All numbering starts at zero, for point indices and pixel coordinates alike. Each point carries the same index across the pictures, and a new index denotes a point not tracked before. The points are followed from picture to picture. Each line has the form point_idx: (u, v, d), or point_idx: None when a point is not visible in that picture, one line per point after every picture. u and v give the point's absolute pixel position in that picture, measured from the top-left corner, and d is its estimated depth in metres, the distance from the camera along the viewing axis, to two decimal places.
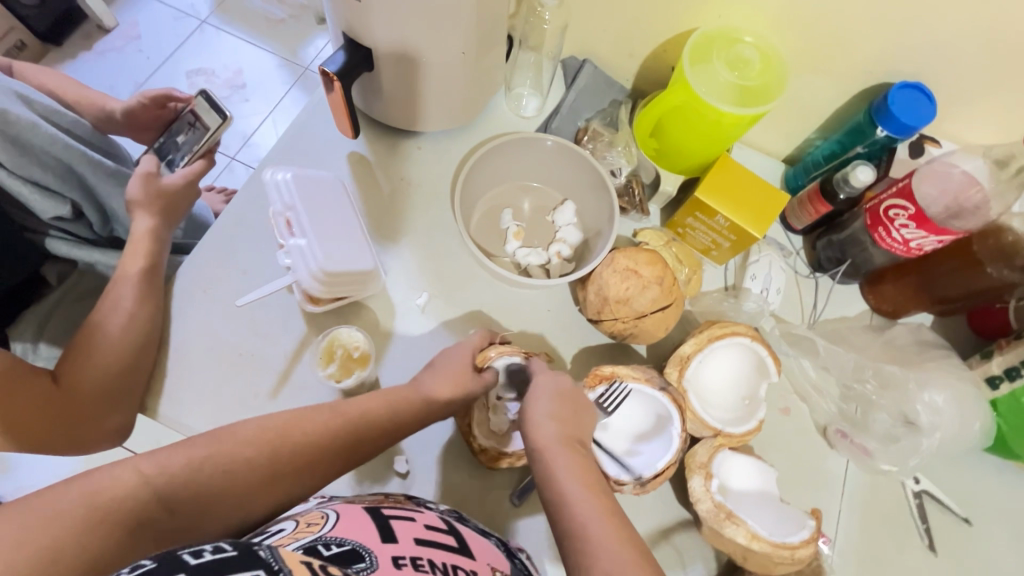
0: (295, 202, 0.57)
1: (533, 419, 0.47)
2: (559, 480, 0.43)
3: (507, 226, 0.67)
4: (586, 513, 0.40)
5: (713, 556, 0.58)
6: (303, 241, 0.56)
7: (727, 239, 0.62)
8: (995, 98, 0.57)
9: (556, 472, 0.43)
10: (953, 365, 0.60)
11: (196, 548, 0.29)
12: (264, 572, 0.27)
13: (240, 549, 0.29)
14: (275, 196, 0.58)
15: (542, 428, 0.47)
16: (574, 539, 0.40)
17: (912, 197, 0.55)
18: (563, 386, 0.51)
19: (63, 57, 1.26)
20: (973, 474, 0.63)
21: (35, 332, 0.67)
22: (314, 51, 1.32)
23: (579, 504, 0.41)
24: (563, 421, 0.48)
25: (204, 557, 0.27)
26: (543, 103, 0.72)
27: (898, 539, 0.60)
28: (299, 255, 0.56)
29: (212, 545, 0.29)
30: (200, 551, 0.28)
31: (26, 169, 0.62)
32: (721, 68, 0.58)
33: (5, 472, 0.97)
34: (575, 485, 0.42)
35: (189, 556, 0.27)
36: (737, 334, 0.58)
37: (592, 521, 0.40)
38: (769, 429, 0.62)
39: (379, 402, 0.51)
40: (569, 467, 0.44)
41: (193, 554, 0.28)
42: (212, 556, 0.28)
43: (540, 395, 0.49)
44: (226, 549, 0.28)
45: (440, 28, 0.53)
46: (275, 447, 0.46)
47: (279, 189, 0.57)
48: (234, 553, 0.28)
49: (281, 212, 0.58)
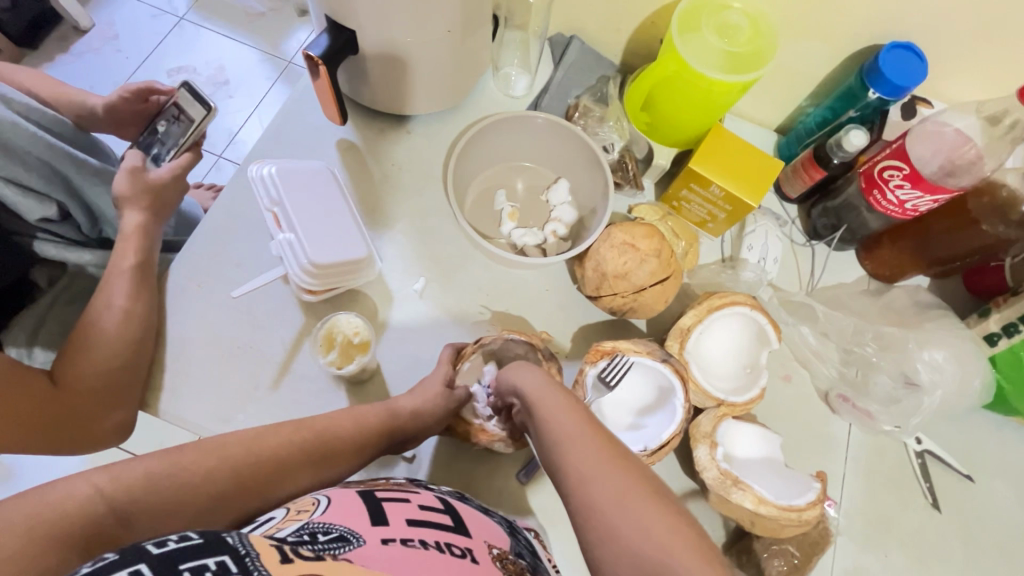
0: (281, 196, 0.56)
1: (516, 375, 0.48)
2: (543, 407, 0.43)
3: (502, 207, 0.67)
4: (566, 426, 0.40)
5: (721, 524, 0.58)
6: (291, 236, 0.56)
7: (723, 210, 0.62)
8: (986, 53, 0.57)
9: (538, 397, 0.44)
10: (953, 324, 0.60)
11: (161, 539, 0.28)
12: (231, 558, 0.28)
13: (206, 536, 0.28)
14: (262, 191, 0.58)
15: (521, 376, 0.47)
16: (555, 452, 0.40)
17: (906, 156, 0.54)
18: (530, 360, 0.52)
19: (40, 60, 1.23)
20: (974, 432, 0.63)
21: (29, 336, 0.66)
22: (296, 43, 1.31)
23: (560, 422, 0.41)
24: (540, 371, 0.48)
25: (169, 546, 0.28)
26: (532, 81, 0.72)
27: (901, 498, 0.60)
28: (288, 248, 0.56)
29: (177, 534, 0.28)
30: (165, 540, 0.28)
31: (9, 170, 0.60)
32: (711, 35, 0.58)
33: (7, 479, 0.97)
34: (557, 407, 0.42)
35: (153, 545, 0.27)
36: (737, 303, 0.58)
37: (571, 437, 0.40)
38: (771, 396, 0.63)
39: (352, 418, 0.52)
40: (555, 398, 0.43)
41: (157, 544, 0.28)
42: (177, 544, 0.28)
43: (514, 366, 0.51)
44: (192, 537, 0.28)
45: (423, 7, 0.52)
46: (244, 461, 0.45)
47: (266, 183, 0.57)
48: (199, 540, 0.28)
49: (269, 207, 0.58)
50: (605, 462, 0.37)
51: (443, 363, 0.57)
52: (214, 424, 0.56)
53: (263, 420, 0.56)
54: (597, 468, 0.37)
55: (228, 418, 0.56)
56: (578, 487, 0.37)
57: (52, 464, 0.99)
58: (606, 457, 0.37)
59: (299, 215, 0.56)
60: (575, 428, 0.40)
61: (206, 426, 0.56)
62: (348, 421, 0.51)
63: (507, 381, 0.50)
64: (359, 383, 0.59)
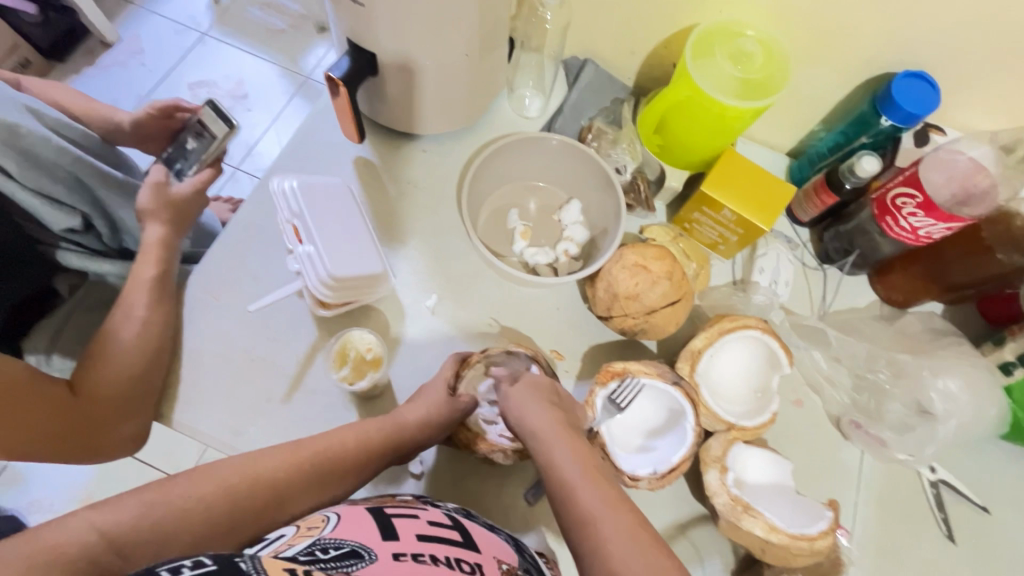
0: (302, 209, 0.57)
1: (527, 413, 0.47)
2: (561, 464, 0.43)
3: (514, 225, 0.68)
4: (587, 490, 0.41)
5: (731, 550, 0.58)
6: (311, 248, 0.56)
7: (735, 233, 0.62)
8: (1000, 83, 0.57)
9: (560, 467, 0.43)
10: (967, 352, 0.60)
11: (175, 565, 0.29)
12: None
13: (219, 562, 0.29)
14: (283, 204, 0.58)
15: (534, 414, 0.47)
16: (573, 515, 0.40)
17: (919, 184, 0.54)
18: (543, 387, 0.51)
19: (67, 73, 1.27)
20: (990, 462, 0.63)
21: (48, 342, 0.67)
22: (314, 60, 1.33)
23: (582, 485, 0.41)
24: (555, 411, 0.48)
25: (183, 572, 0.28)
26: (546, 102, 0.73)
27: (915, 528, 0.59)
28: (309, 262, 0.57)
29: (190, 560, 0.29)
30: (178, 566, 0.28)
31: (38, 182, 0.62)
32: (724, 62, 0.59)
33: (19, 485, 0.99)
34: (576, 465, 0.43)
35: (168, 571, 0.28)
36: (749, 326, 0.58)
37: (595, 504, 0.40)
38: (782, 421, 0.62)
39: (354, 432, 0.51)
40: (569, 451, 0.44)
41: (172, 569, 0.28)
42: (191, 571, 0.28)
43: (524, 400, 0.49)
44: (205, 563, 0.28)
45: (442, 30, 0.53)
46: (240, 487, 0.45)
47: (287, 197, 0.58)
48: (213, 567, 0.28)
49: (288, 220, 0.58)
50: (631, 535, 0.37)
51: (445, 371, 0.57)
52: (227, 435, 0.56)
53: (275, 434, 0.57)
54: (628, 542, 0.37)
55: (241, 430, 0.56)
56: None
57: (64, 471, 1.00)
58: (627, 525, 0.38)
59: (319, 230, 0.57)
60: (619, 532, 0.38)
61: (218, 437, 0.56)
62: (349, 437, 0.51)
63: (515, 412, 0.48)
64: (370, 398, 0.60)
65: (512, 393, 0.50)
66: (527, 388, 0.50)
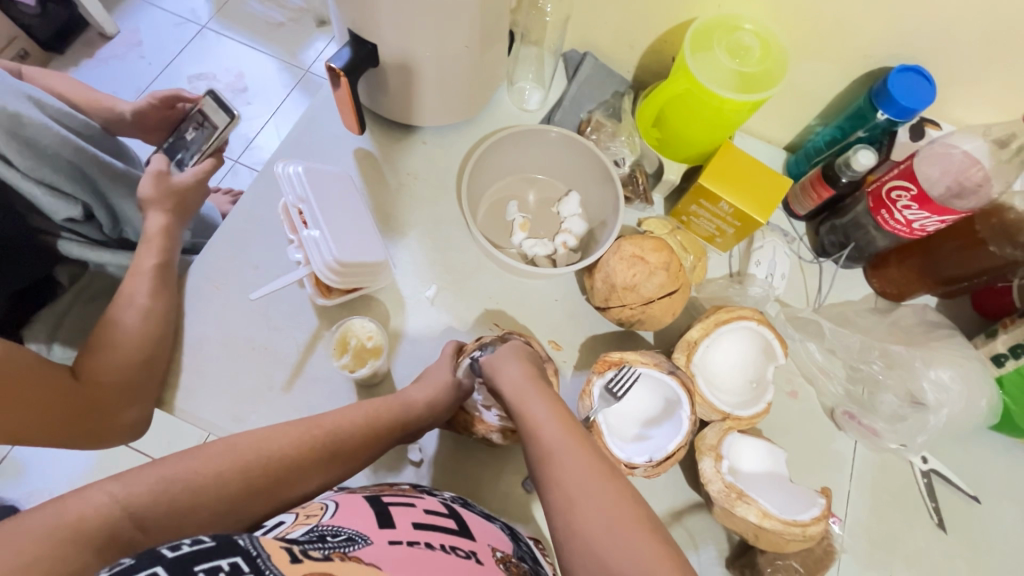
0: (307, 194, 0.57)
1: (501, 369, 0.48)
2: (529, 407, 0.44)
3: (514, 217, 0.68)
4: (552, 430, 0.41)
5: (725, 538, 0.59)
6: (317, 233, 0.56)
7: (731, 225, 0.62)
8: (996, 78, 0.58)
9: (526, 402, 0.44)
10: (959, 344, 0.61)
11: (174, 543, 0.28)
12: (244, 560, 0.28)
13: (218, 539, 0.29)
14: (287, 188, 0.58)
15: (507, 370, 0.48)
16: (537, 453, 0.41)
17: (915, 177, 0.55)
18: (519, 348, 0.52)
19: (66, 64, 1.27)
20: (981, 453, 0.63)
21: (49, 333, 0.68)
22: (314, 54, 1.34)
23: (547, 425, 0.42)
24: (527, 365, 0.49)
25: (183, 549, 0.28)
26: (546, 95, 0.73)
27: (906, 516, 0.60)
28: (313, 246, 0.56)
29: (190, 538, 0.29)
30: (178, 544, 0.28)
31: (41, 173, 0.62)
32: (722, 56, 0.59)
33: (19, 476, 0.99)
34: (542, 406, 0.43)
35: (168, 549, 0.28)
36: (743, 317, 0.58)
37: (558, 441, 0.40)
38: (777, 411, 0.63)
39: (360, 413, 0.52)
40: (538, 395, 0.45)
41: (172, 548, 0.28)
42: (191, 547, 0.28)
43: (506, 360, 0.49)
44: (204, 541, 0.28)
45: (444, 21, 0.53)
46: (253, 464, 0.45)
47: (292, 181, 0.57)
48: (212, 544, 0.28)
49: (294, 205, 0.58)
50: (590, 470, 0.38)
51: (446, 355, 0.58)
52: (227, 423, 0.57)
53: (276, 421, 0.57)
54: (585, 475, 0.38)
55: (242, 418, 0.57)
56: (565, 509, 0.37)
57: (63, 461, 1.01)
58: (585, 459, 0.39)
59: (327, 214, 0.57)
60: (579, 467, 0.38)
61: (219, 424, 0.57)
62: (357, 417, 0.51)
63: (493, 372, 0.49)
64: (370, 386, 0.60)
65: (494, 357, 0.51)
66: (507, 346, 0.52)
